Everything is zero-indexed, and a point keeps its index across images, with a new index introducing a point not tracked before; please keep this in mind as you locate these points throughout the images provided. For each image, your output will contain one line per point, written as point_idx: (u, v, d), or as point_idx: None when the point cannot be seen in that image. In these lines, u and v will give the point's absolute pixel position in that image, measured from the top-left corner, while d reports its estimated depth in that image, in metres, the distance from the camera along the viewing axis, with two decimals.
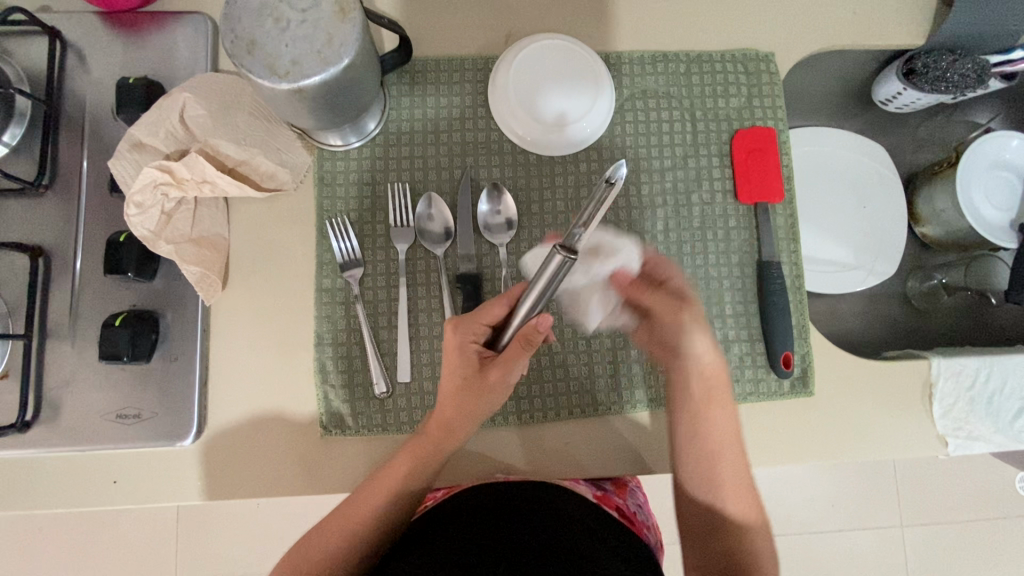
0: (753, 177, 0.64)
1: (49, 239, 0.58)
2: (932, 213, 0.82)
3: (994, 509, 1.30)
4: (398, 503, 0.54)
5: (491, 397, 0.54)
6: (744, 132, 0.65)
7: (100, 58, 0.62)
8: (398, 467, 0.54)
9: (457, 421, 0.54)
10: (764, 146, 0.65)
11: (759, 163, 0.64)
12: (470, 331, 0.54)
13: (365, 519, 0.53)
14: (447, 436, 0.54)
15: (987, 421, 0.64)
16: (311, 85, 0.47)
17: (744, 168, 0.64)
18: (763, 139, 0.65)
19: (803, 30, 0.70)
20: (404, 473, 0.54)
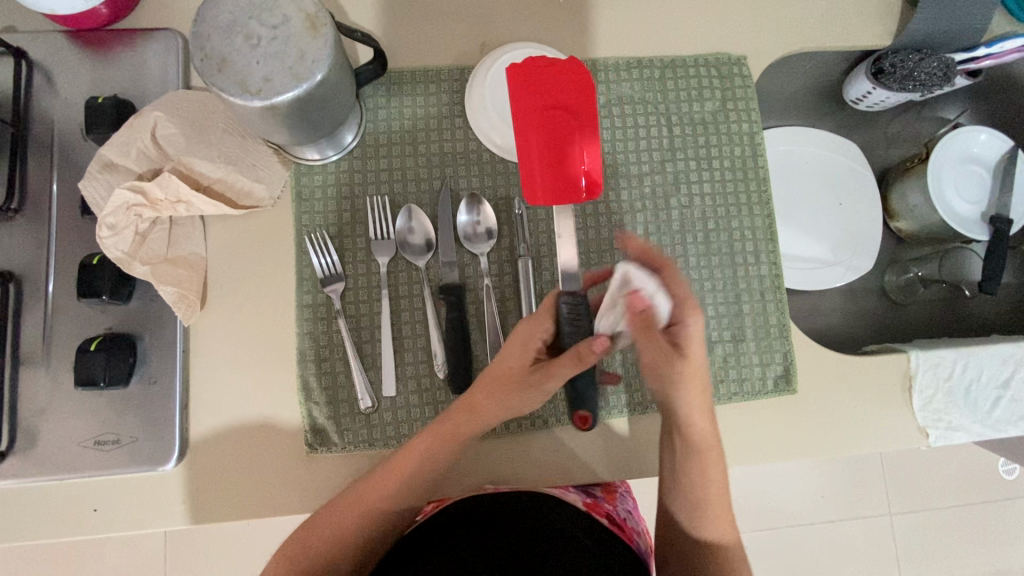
0: (583, 155, 0.57)
1: (19, 264, 0.57)
2: (905, 209, 0.83)
3: (978, 494, 1.33)
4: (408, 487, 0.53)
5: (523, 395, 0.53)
6: (544, 86, 0.58)
7: (68, 77, 0.61)
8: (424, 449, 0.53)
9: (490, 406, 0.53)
10: (575, 106, 0.58)
11: (573, 122, 0.58)
12: (541, 327, 0.53)
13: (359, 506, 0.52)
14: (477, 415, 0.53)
15: (966, 411, 0.66)
16: (285, 102, 0.46)
17: (558, 138, 0.57)
18: (572, 95, 0.58)
19: (772, 33, 0.71)
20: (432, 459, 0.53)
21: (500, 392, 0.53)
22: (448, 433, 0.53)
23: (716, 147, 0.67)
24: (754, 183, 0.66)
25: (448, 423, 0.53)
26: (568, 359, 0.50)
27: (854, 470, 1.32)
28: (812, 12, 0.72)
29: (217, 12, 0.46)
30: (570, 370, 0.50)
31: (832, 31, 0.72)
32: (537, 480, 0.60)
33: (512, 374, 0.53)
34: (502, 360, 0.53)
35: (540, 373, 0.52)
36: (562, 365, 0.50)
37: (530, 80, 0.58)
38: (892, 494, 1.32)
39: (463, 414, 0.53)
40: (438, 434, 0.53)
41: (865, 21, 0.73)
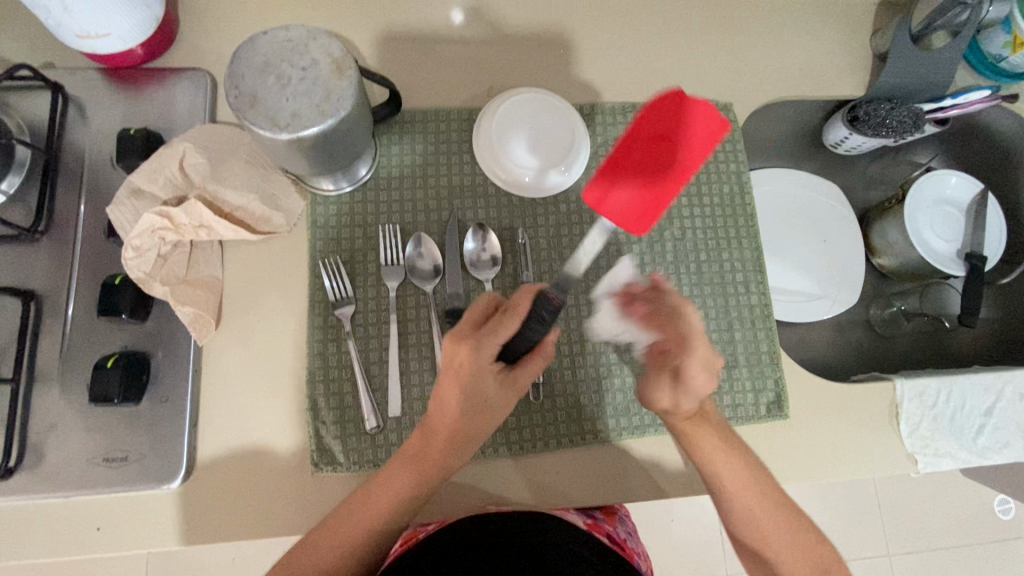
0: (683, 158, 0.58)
1: (41, 284, 0.59)
2: (886, 246, 0.88)
3: (976, 534, 1.33)
4: (399, 501, 0.53)
5: (482, 417, 0.53)
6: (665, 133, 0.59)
7: (99, 111, 0.65)
8: (416, 462, 0.53)
9: (447, 429, 0.52)
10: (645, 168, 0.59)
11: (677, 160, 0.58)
12: (483, 351, 0.50)
13: (364, 517, 0.52)
14: (433, 437, 0.53)
15: (952, 438, 0.68)
16: (310, 135, 0.50)
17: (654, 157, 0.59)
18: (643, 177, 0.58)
19: (756, 83, 0.77)
20: (398, 487, 0.52)
21: (479, 414, 0.52)
22: (416, 451, 0.53)
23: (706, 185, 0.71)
24: (741, 219, 0.71)
25: (425, 450, 0.53)
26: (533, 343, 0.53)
27: (853, 509, 1.32)
28: (791, 65, 0.79)
29: (252, 55, 0.50)
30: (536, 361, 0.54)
31: (809, 83, 0.79)
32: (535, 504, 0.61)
33: (489, 401, 0.52)
34: (470, 391, 0.51)
35: (514, 375, 0.53)
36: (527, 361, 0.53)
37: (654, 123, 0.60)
38: (891, 533, 1.32)
39: (420, 439, 0.53)
40: (403, 469, 0.53)
41: (839, 75, 0.79)
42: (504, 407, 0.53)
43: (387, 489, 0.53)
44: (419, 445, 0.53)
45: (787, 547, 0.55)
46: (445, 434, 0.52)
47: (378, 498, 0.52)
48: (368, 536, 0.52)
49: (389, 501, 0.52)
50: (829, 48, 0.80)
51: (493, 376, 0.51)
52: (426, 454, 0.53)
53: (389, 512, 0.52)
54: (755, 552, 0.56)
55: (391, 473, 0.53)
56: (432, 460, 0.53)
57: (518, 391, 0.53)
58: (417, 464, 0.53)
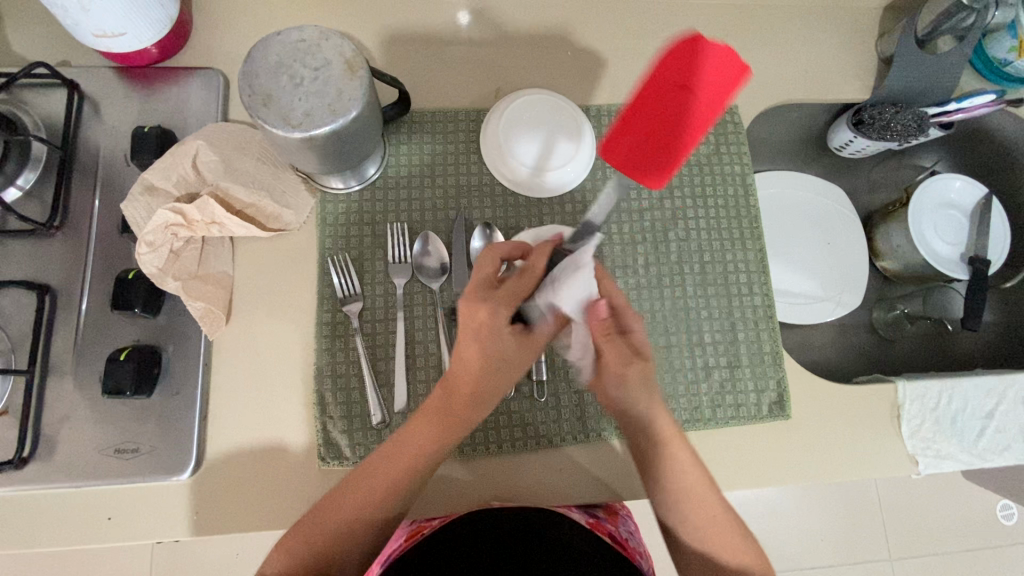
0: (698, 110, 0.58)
1: (56, 278, 0.60)
2: (890, 249, 0.89)
3: (978, 539, 1.33)
4: (417, 463, 0.53)
5: (502, 373, 0.54)
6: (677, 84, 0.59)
7: (114, 109, 0.66)
8: (437, 421, 0.54)
9: (472, 385, 0.53)
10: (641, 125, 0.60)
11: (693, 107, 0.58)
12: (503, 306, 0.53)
13: (365, 500, 0.53)
14: (455, 394, 0.54)
15: (953, 440, 0.68)
16: (321, 134, 0.51)
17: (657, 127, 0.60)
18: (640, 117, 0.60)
19: (761, 86, 0.78)
20: (419, 446, 0.53)
21: (499, 371, 0.54)
22: (439, 409, 0.54)
23: (710, 187, 0.72)
24: (746, 220, 0.71)
25: (443, 413, 0.54)
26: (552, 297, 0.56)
27: (854, 512, 1.32)
28: (797, 68, 0.79)
29: (265, 55, 0.51)
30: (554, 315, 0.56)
31: (814, 86, 0.79)
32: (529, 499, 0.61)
33: (508, 357, 0.54)
34: (489, 349, 0.53)
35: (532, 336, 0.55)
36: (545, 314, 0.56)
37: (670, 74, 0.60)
38: (892, 536, 1.32)
39: (443, 397, 0.54)
40: (419, 436, 0.53)
41: (844, 78, 0.80)
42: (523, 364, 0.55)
43: (404, 455, 0.53)
44: (444, 402, 0.54)
45: (738, 547, 0.56)
46: (464, 389, 0.54)
47: (394, 465, 0.53)
48: (371, 508, 0.53)
49: (406, 469, 0.53)
50: (834, 51, 0.80)
51: (510, 333, 0.54)
52: (447, 412, 0.54)
53: (403, 477, 0.53)
54: (713, 556, 0.56)
55: (405, 438, 0.53)
56: (456, 418, 0.54)
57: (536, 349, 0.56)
58: (439, 421, 0.54)
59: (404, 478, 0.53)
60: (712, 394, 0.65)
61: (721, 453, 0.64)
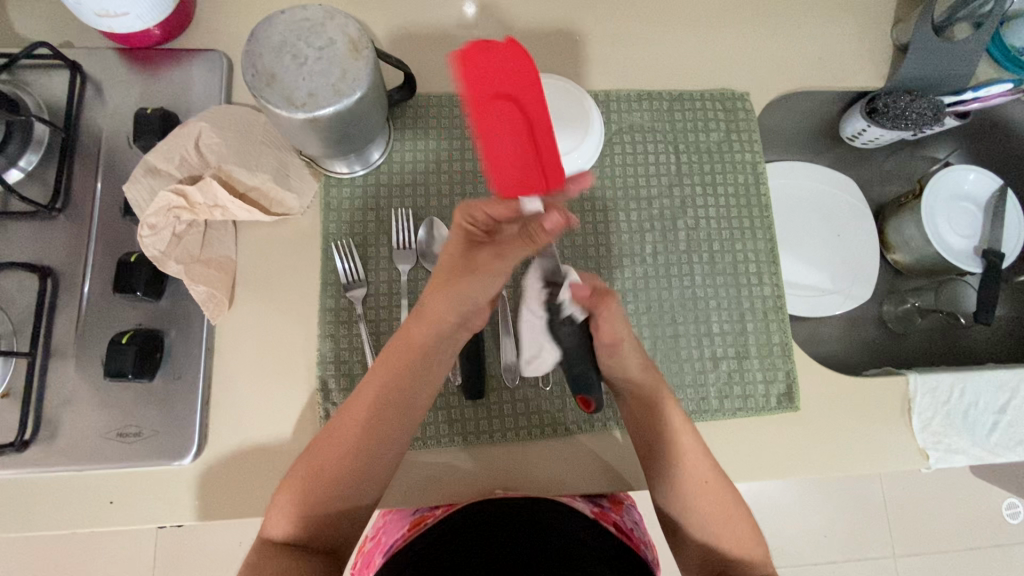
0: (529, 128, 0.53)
1: (58, 260, 0.60)
2: (901, 241, 0.87)
3: (985, 537, 1.31)
4: (372, 414, 0.54)
5: (469, 278, 0.54)
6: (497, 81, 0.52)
7: (117, 91, 0.65)
8: (387, 372, 0.54)
9: (426, 317, 0.54)
10: (519, 93, 0.52)
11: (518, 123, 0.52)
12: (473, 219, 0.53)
13: (341, 464, 0.54)
14: (413, 329, 0.55)
15: (964, 435, 0.67)
16: (325, 115, 0.50)
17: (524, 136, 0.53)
18: (514, 80, 0.52)
19: (773, 73, 0.76)
20: (373, 398, 0.54)
21: (458, 293, 0.54)
22: (394, 359, 0.54)
23: (720, 174, 0.70)
24: (756, 209, 0.70)
25: (399, 374, 0.54)
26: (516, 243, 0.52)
27: (859, 508, 1.31)
28: (810, 55, 0.78)
29: (269, 33, 0.50)
30: (524, 250, 0.52)
31: (827, 73, 0.78)
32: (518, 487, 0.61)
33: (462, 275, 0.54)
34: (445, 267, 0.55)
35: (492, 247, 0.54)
36: (501, 265, 0.53)
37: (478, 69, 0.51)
38: (898, 534, 1.31)
39: (399, 340, 0.55)
40: (369, 387, 0.54)
41: (858, 65, 0.78)
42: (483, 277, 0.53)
43: (361, 407, 0.54)
44: (398, 347, 0.55)
45: (716, 527, 0.58)
46: (421, 317, 0.55)
47: (351, 419, 0.54)
48: (328, 477, 0.54)
49: (363, 425, 0.54)
50: (848, 38, 0.79)
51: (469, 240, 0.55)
52: (400, 357, 0.54)
53: (356, 433, 0.54)
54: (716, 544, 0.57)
55: (360, 398, 0.54)
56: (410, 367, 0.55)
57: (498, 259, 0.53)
58: (393, 372, 0.54)
59: (360, 433, 0.54)
60: (719, 385, 0.64)
61: (728, 445, 0.64)
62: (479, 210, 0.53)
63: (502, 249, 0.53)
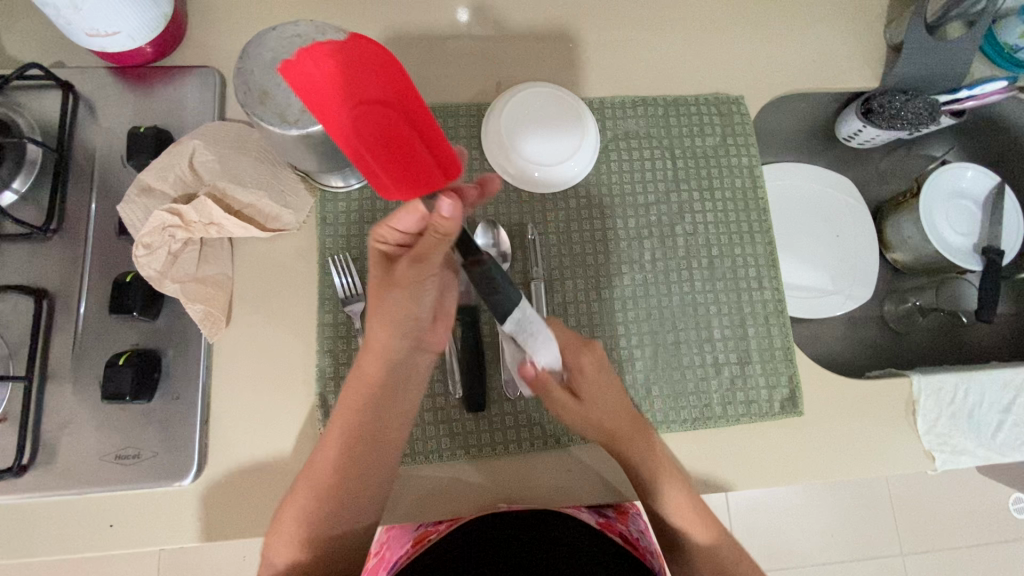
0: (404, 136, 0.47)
1: (53, 282, 0.60)
2: (900, 241, 0.87)
3: (993, 534, 1.31)
4: (343, 452, 0.53)
5: (397, 296, 0.49)
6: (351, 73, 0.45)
7: (110, 111, 0.65)
8: (349, 409, 0.53)
9: (371, 351, 0.52)
10: (398, 100, 0.47)
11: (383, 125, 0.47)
12: (379, 235, 0.48)
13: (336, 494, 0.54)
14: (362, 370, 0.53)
15: (970, 435, 0.67)
16: (318, 132, 0.50)
17: (393, 139, 0.47)
18: (394, 87, 0.47)
19: (768, 76, 0.76)
20: (342, 438, 0.53)
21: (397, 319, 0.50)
22: (355, 399, 0.53)
23: (717, 179, 0.70)
24: (754, 213, 0.70)
25: (360, 411, 0.53)
26: (431, 244, 0.46)
27: (865, 508, 1.30)
28: (804, 57, 0.78)
29: (261, 50, 0.50)
30: (440, 247, 0.46)
31: (820, 75, 0.78)
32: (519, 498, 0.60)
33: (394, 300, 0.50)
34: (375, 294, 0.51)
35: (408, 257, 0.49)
36: (419, 272, 0.48)
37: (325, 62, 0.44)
38: (905, 533, 1.30)
39: (355, 381, 0.53)
40: (338, 425, 0.54)
41: (851, 66, 0.78)
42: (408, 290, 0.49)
43: (333, 446, 0.54)
44: (356, 387, 0.53)
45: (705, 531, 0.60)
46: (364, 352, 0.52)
47: (326, 456, 0.54)
48: (321, 509, 0.54)
49: (339, 458, 0.54)
50: (842, 39, 0.79)
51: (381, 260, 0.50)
52: (360, 397, 0.53)
53: (335, 471, 0.54)
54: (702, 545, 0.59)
55: (332, 435, 0.54)
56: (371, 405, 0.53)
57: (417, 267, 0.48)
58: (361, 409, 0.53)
59: (337, 467, 0.54)
60: (722, 392, 0.64)
61: (733, 452, 0.63)
62: (386, 227, 0.47)
63: (416, 254, 0.47)
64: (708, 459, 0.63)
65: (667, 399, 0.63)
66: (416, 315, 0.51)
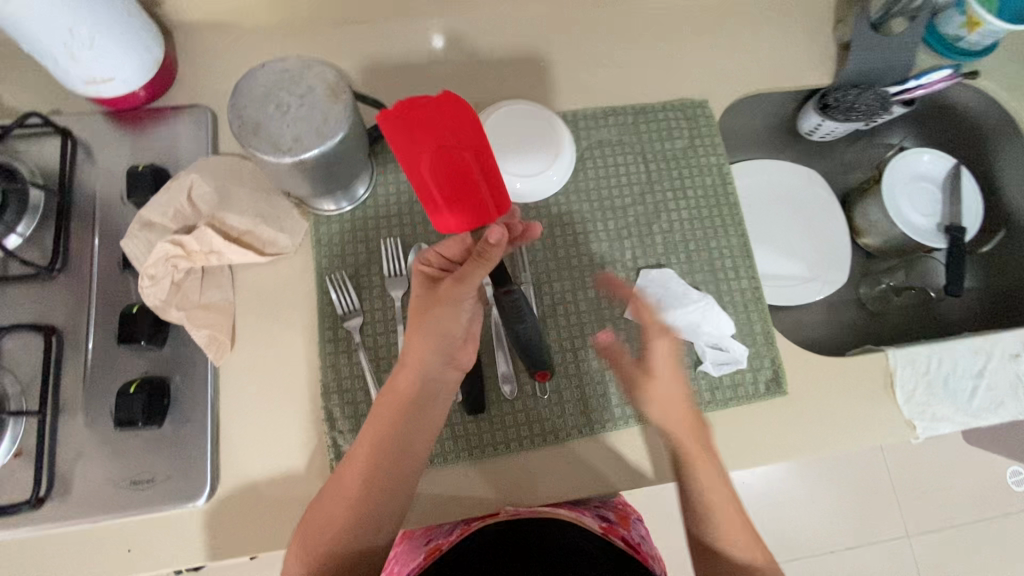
0: (475, 174, 0.56)
1: (61, 319, 0.62)
2: (868, 225, 0.92)
3: (993, 509, 1.33)
4: (373, 462, 0.55)
5: (440, 310, 0.57)
6: (442, 124, 0.55)
7: (108, 152, 0.68)
8: (382, 420, 0.56)
9: (411, 366, 0.56)
10: (477, 146, 0.56)
11: (458, 167, 0.56)
12: (427, 259, 0.59)
13: (357, 509, 0.55)
14: (398, 385, 0.56)
15: (947, 402, 0.70)
16: (310, 157, 0.53)
17: (456, 177, 0.56)
18: (475, 138, 0.56)
19: (728, 80, 0.81)
20: (370, 449, 0.55)
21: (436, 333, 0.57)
22: (386, 410, 0.56)
23: (689, 178, 0.74)
24: (726, 208, 0.74)
25: (391, 421, 0.56)
26: (470, 268, 0.54)
27: (866, 492, 1.33)
28: (761, 60, 0.83)
29: (252, 86, 0.54)
30: (478, 270, 0.54)
31: (778, 76, 0.83)
32: (523, 500, 0.62)
33: (438, 315, 0.57)
34: (416, 309, 0.58)
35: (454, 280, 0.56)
36: (461, 292, 0.56)
37: (429, 114, 0.55)
38: (908, 513, 1.32)
39: (389, 395, 0.56)
40: (368, 434, 0.56)
41: (806, 66, 0.83)
42: (453, 302, 0.57)
43: (362, 454, 0.55)
44: (390, 401, 0.56)
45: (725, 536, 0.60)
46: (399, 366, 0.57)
47: (355, 464, 0.55)
48: (340, 521, 0.55)
49: (366, 466, 0.55)
50: (795, 41, 0.84)
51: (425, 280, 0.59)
52: (394, 408, 0.56)
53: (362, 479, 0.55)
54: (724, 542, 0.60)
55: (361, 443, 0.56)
56: (405, 417, 0.56)
57: (462, 285, 0.56)
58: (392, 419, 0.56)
59: (367, 476, 0.55)
60: (709, 378, 0.67)
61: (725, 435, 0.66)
62: (432, 252, 0.58)
63: (462, 273, 0.55)
64: None
65: None
66: (454, 329, 0.58)
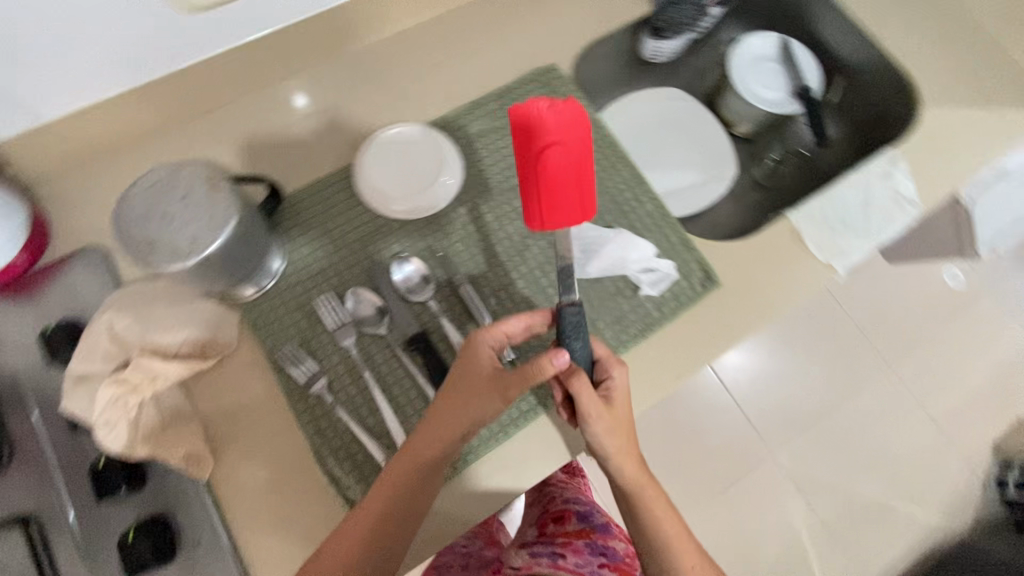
0: (557, 164, 0.57)
1: (30, 503, 0.60)
2: (736, 116, 1.01)
3: (951, 312, 1.46)
4: (394, 502, 0.58)
5: (482, 401, 0.60)
6: (528, 127, 0.57)
7: (12, 327, 0.66)
8: (393, 472, 0.58)
9: (435, 427, 0.59)
10: (567, 137, 0.57)
11: (547, 160, 0.57)
12: (489, 342, 0.61)
13: (372, 543, 0.58)
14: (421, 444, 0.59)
15: (850, 235, 0.79)
16: (213, 250, 0.55)
17: (580, 176, 0.59)
18: (569, 133, 0.57)
19: (567, 35, 0.86)
20: (389, 490, 0.58)
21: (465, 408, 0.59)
22: (404, 460, 0.58)
23: None
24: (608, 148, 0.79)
25: (403, 474, 0.58)
26: (520, 387, 0.59)
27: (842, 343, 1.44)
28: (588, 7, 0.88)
29: (129, 207, 0.54)
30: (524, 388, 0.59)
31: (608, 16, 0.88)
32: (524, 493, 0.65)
33: (480, 397, 0.60)
34: (466, 376, 0.60)
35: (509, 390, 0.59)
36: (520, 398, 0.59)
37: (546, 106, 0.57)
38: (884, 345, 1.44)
39: (406, 460, 0.58)
40: (393, 475, 0.58)
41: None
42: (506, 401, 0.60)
43: (378, 497, 0.58)
44: (405, 465, 0.58)
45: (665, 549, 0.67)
46: (436, 410, 0.60)
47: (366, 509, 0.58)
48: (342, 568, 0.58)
49: (385, 505, 0.58)
50: None
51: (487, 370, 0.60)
52: (415, 464, 0.58)
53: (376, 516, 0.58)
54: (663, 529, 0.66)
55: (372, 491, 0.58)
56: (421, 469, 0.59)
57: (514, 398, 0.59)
58: (411, 469, 0.58)
59: (388, 515, 0.58)
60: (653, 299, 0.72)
61: (685, 341, 0.72)
62: (495, 333, 0.61)
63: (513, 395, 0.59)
64: (669, 356, 0.71)
65: (614, 326, 0.71)
66: (485, 417, 0.60)
